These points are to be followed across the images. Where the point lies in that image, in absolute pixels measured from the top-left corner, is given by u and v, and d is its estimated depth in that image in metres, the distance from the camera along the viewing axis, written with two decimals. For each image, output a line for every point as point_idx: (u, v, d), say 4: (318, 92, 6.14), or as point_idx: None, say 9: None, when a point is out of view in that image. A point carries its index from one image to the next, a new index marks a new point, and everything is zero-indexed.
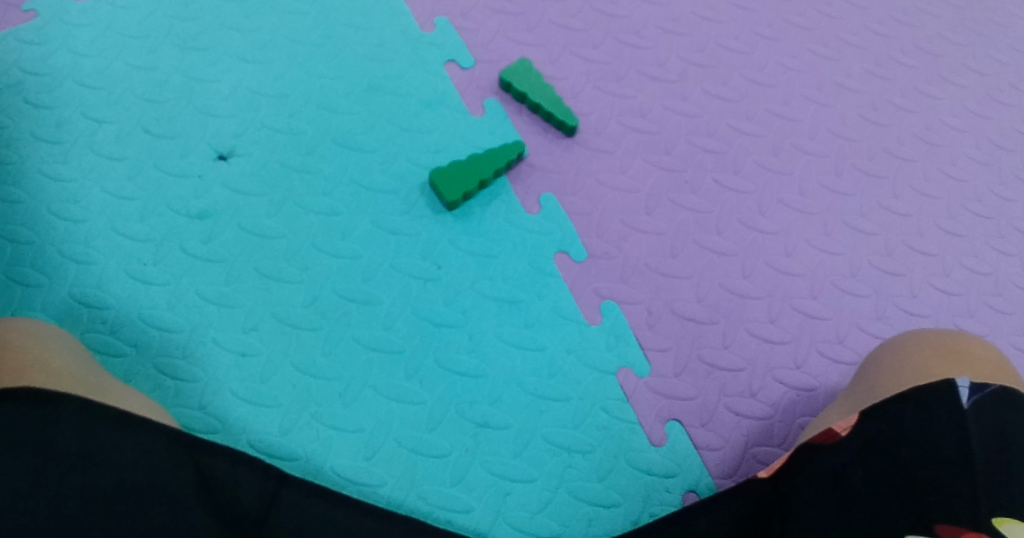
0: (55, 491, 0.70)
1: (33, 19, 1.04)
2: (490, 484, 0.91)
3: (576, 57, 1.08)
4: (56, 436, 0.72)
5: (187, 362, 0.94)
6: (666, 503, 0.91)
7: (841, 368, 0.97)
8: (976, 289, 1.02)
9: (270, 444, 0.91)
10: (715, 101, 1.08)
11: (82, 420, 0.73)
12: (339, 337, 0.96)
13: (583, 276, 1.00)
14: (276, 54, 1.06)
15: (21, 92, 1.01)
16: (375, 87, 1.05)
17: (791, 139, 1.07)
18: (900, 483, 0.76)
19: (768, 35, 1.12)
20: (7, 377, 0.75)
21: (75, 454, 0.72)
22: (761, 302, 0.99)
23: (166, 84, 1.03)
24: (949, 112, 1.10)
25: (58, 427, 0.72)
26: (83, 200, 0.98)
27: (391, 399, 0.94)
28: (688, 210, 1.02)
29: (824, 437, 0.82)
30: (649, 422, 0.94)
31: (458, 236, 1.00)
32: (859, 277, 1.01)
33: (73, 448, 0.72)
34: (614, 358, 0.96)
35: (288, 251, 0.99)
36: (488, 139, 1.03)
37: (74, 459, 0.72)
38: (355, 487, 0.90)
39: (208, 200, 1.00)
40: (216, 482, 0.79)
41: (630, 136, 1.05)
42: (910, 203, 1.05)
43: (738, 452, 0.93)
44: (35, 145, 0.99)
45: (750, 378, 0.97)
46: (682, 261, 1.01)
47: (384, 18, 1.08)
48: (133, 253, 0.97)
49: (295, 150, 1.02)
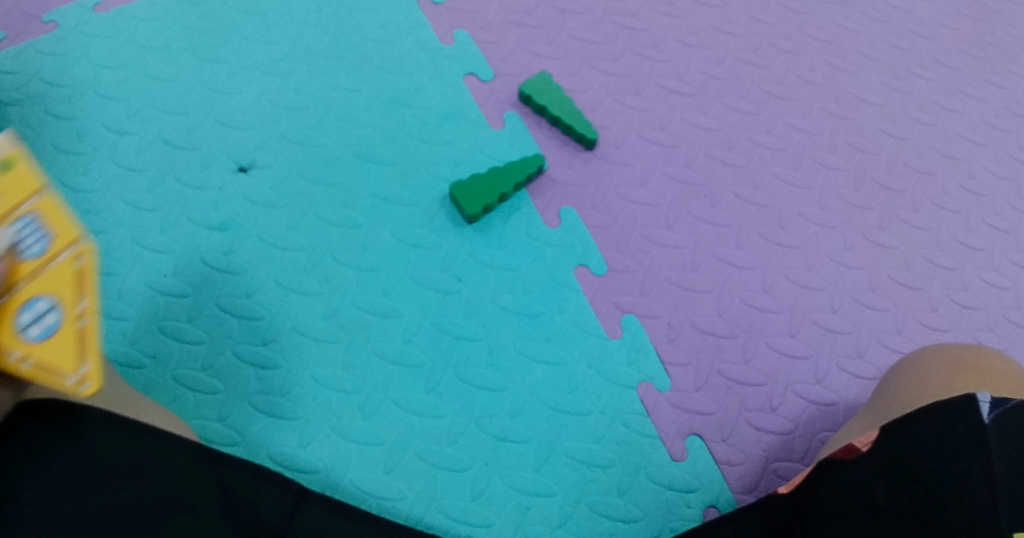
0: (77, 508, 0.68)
1: (54, 31, 1.05)
2: (511, 498, 0.92)
3: (596, 70, 1.11)
4: (85, 446, 0.71)
5: (207, 374, 0.93)
6: (688, 519, 0.93)
7: (862, 383, 1.01)
8: (997, 304, 1.06)
9: (289, 457, 0.91)
10: (735, 114, 1.11)
11: (111, 429, 0.73)
12: (359, 350, 0.96)
13: (603, 290, 1.01)
14: (296, 66, 1.07)
15: (42, 103, 1.02)
16: (396, 99, 1.06)
17: (810, 153, 1.10)
18: (921, 496, 0.77)
19: (786, 48, 1.16)
20: None
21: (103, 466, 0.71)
22: (781, 314, 1.02)
23: (186, 96, 1.04)
24: (968, 125, 1.14)
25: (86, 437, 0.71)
26: (104, 211, 0.98)
27: (411, 413, 0.94)
28: (708, 224, 1.05)
29: (844, 453, 0.84)
30: (670, 437, 0.96)
31: (478, 249, 1.01)
32: (878, 291, 1.05)
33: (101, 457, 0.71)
34: (634, 372, 0.98)
35: (308, 263, 0.98)
36: (509, 151, 1.05)
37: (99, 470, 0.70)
38: (375, 500, 0.91)
39: (228, 212, 1.00)
40: (237, 494, 0.78)
41: (651, 150, 1.08)
42: (929, 217, 1.09)
43: (758, 467, 0.96)
44: (55, 155, 1.00)
45: (772, 393, 0.99)
46: (703, 274, 1.03)
47: (403, 30, 1.10)
48: (155, 264, 0.97)
49: (318, 162, 1.03)
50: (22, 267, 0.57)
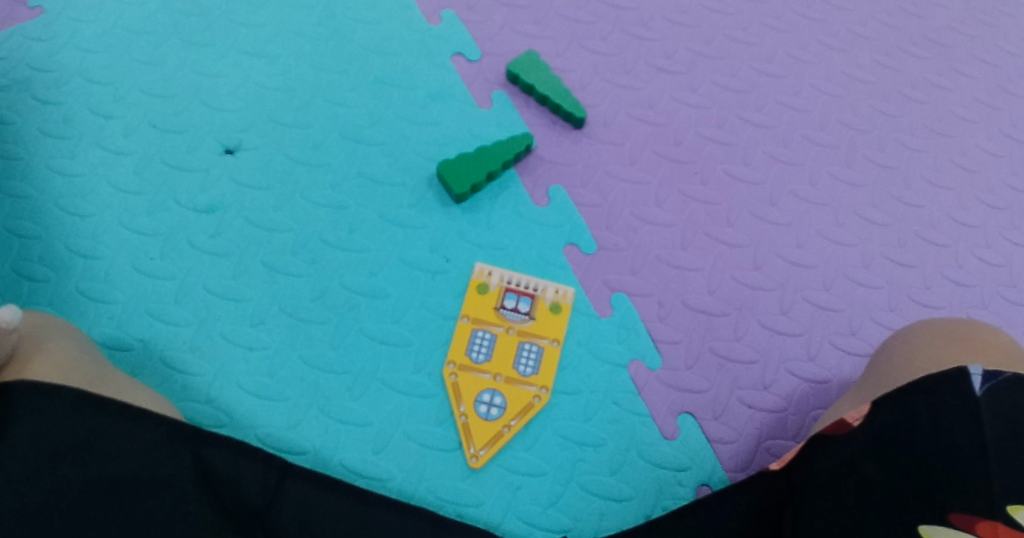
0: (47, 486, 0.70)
1: (40, 16, 1.05)
2: (502, 478, 0.91)
3: (584, 49, 1.10)
4: (51, 428, 0.72)
5: (195, 356, 0.93)
6: (680, 497, 0.93)
7: (856, 360, 1.00)
8: (990, 280, 1.05)
9: (278, 438, 0.91)
10: (725, 93, 1.10)
11: (78, 409, 0.73)
12: (347, 331, 0.95)
13: (593, 268, 1.00)
14: (283, 48, 1.06)
15: (28, 88, 1.02)
16: (383, 80, 1.06)
17: (802, 131, 1.10)
18: (914, 471, 0.76)
19: (776, 26, 1.15)
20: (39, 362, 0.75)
21: (69, 448, 0.72)
22: (773, 292, 1.02)
23: (172, 80, 1.04)
24: (960, 103, 1.13)
25: (52, 418, 0.72)
26: (90, 195, 0.98)
27: (400, 393, 0.93)
28: (699, 202, 1.05)
29: (837, 428, 0.82)
30: (661, 415, 0.95)
31: (466, 229, 1.00)
32: (871, 268, 1.04)
33: (69, 439, 0.72)
34: (624, 350, 0.97)
35: (295, 244, 0.98)
36: (497, 131, 1.04)
37: (69, 451, 0.72)
38: (365, 480, 0.90)
39: (215, 194, 0.99)
40: (216, 474, 0.78)
41: (640, 128, 1.07)
42: (921, 194, 1.08)
43: (751, 445, 0.95)
44: (42, 140, 1.00)
45: (764, 370, 0.99)
46: (693, 253, 1.02)
47: (390, 11, 1.09)
48: (141, 248, 0.97)
49: (305, 143, 1.02)
50: (525, 326, 0.97)
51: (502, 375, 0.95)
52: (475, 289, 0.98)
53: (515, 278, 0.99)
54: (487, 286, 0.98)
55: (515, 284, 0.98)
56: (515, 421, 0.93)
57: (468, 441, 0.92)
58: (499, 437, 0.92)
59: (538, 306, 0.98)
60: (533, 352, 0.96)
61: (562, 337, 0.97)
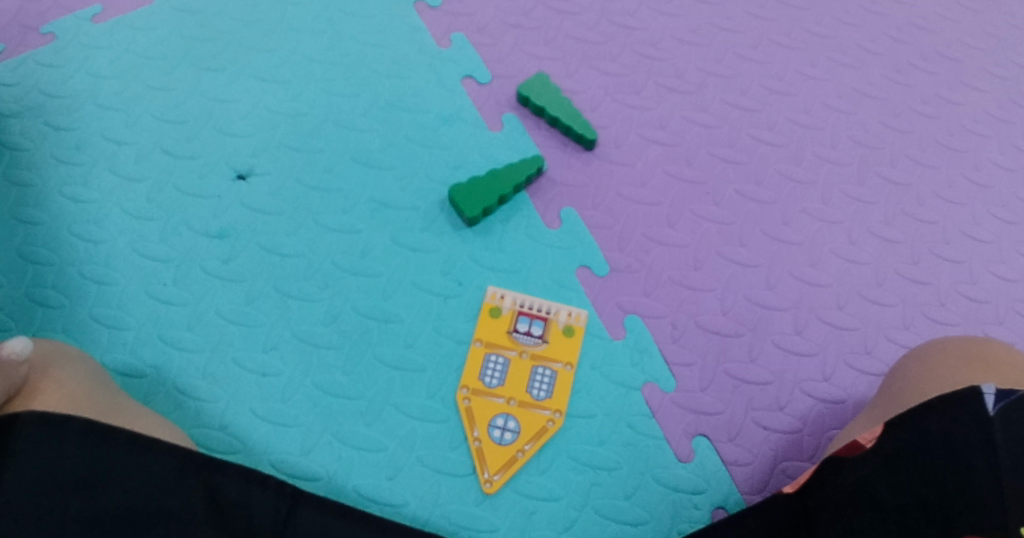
0: (56, 517, 0.70)
1: (52, 43, 1.06)
2: (516, 502, 0.91)
3: (594, 70, 1.10)
4: (60, 457, 0.72)
5: (208, 383, 0.93)
6: (696, 521, 0.92)
7: (870, 380, 0.99)
8: (1004, 296, 1.04)
9: (292, 464, 0.90)
10: (735, 111, 1.10)
11: (88, 441, 0.73)
12: (361, 355, 0.95)
13: (606, 290, 1.00)
14: (294, 73, 1.07)
15: (41, 114, 1.02)
16: (394, 104, 1.06)
17: (813, 149, 1.09)
18: (927, 494, 0.74)
19: (787, 44, 1.15)
20: (58, 390, 0.75)
21: (77, 478, 0.72)
22: (787, 312, 1.01)
23: (185, 106, 1.04)
24: (973, 118, 1.13)
25: (61, 448, 0.72)
26: (103, 221, 0.99)
27: (414, 418, 0.93)
28: (711, 222, 1.04)
29: (850, 450, 0.80)
30: (676, 438, 0.95)
31: (479, 252, 1.00)
32: (884, 286, 1.03)
33: (78, 468, 0.72)
34: (638, 373, 0.97)
35: (308, 269, 0.98)
36: (508, 154, 1.04)
37: (75, 482, 0.72)
38: (379, 507, 0.90)
39: (228, 220, 1.00)
40: (227, 502, 0.78)
41: (652, 149, 1.07)
42: (934, 210, 1.08)
43: (767, 467, 0.95)
44: (55, 166, 1.00)
45: (779, 391, 0.98)
46: (706, 273, 1.02)
47: (401, 34, 1.10)
48: (154, 273, 0.97)
49: (316, 168, 1.02)
50: (535, 350, 0.97)
51: (515, 399, 0.94)
52: (487, 312, 0.98)
53: (529, 301, 0.99)
54: (500, 310, 0.98)
55: (528, 307, 0.98)
56: (529, 445, 0.93)
57: (482, 466, 0.91)
58: (513, 461, 0.92)
59: (550, 329, 0.97)
60: (546, 376, 0.96)
61: (574, 360, 0.96)
